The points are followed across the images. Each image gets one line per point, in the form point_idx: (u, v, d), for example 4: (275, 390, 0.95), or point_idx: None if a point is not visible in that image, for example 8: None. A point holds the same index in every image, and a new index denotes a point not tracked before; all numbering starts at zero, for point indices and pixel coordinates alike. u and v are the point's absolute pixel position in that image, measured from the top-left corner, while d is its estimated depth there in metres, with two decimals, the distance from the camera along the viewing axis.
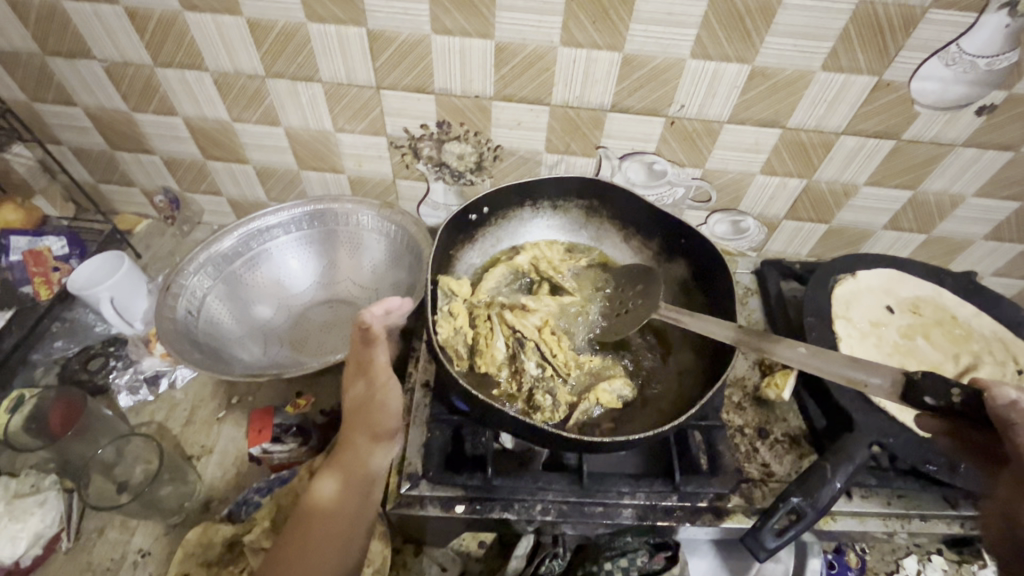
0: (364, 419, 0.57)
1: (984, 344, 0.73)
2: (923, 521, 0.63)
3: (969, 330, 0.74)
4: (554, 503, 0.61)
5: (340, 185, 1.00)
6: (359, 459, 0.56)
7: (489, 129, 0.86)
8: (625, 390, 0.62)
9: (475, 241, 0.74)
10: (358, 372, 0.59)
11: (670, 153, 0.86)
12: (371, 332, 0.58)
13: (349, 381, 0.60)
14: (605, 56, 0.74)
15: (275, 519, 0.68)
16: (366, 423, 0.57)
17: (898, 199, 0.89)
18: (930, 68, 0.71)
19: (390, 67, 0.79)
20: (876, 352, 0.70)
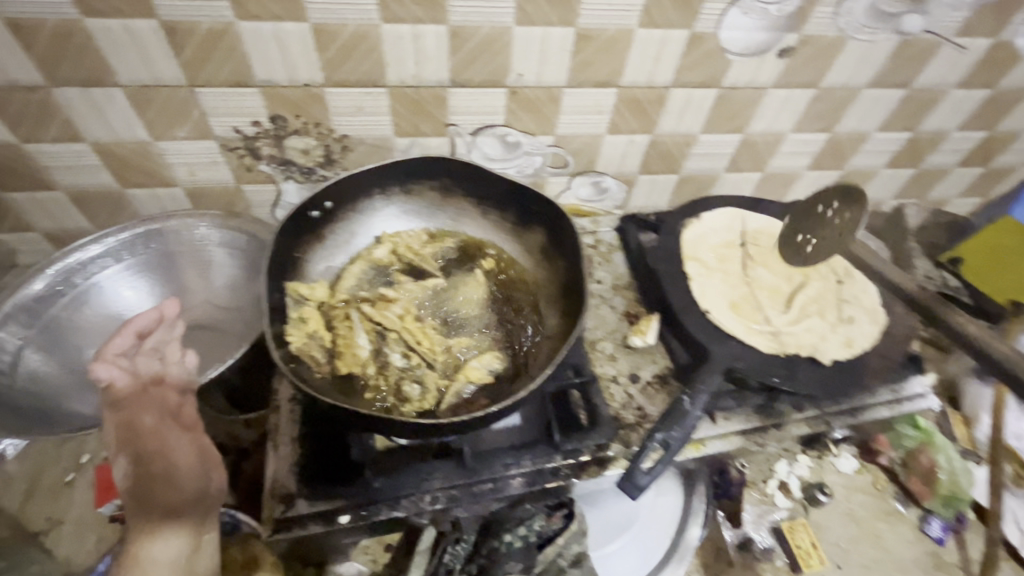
0: (176, 478, 0.60)
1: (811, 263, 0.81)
2: (779, 429, 0.70)
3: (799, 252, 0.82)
4: (443, 490, 0.60)
5: (176, 200, 0.89)
6: (179, 516, 0.58)
7: (329, 118, 0.81)
8: (495, 363, 0.61)
9: (325, 238, 0.70)
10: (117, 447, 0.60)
11: (519, 123, 0.87)
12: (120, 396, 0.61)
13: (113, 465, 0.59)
14: (431, 30, 0.72)
15: None
16: (177, 475, 0.60)
17: (732, 142, 0.96)
18: (732, 18, 0.77)
19: (198, 61, 0.71)
20: (725, 284, 0.76)
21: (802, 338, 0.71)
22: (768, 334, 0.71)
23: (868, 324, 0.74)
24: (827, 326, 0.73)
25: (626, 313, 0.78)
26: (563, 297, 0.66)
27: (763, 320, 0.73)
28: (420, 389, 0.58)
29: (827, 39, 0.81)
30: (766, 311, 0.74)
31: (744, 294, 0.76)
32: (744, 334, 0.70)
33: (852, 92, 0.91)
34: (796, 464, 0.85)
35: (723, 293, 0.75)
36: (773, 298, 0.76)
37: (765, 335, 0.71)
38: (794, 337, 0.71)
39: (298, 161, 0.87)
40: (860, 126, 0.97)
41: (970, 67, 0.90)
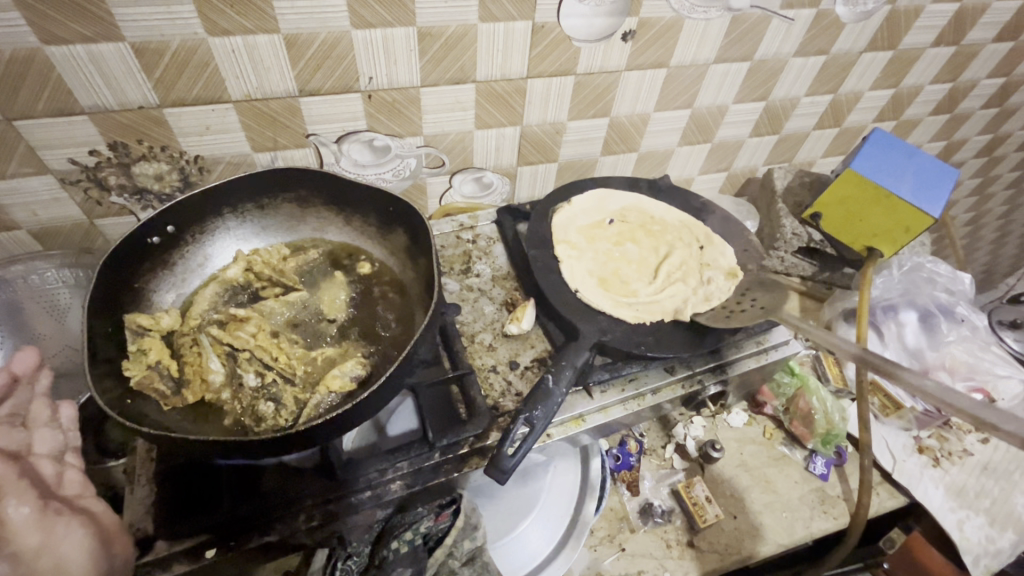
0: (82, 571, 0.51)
1: (676, 233, 0.86)
2: (655, 394, 0.72)
3: (664, 225, 0.87)
4: (318, 507, 0.59)
5: (22, 243, 0.83)
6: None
7: (176, 140, 0.78)
8: (358, 369, 0.60)
9: (174, 265, 0.67)
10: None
11: (382, 127, 0.86)
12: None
13: None
14: (265, 41, 0.70)
15: None
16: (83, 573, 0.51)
17: (601, 126, 1.00)
18: (569, 7, 0.79)
19: (6, 93, 0.66)
20: (593, 263, 0.80)
21: (664, 304, 0.76)
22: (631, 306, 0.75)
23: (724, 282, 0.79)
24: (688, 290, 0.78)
25: (504, 302, 0.79)
26: (426, 295, 0.67)
27: (628, 293, 0.77)
28: (277, 407, 0.57)
29: (665, 20, 0.85)
30: (632, 284, 0.79)
31: (612, 271, 0.80)
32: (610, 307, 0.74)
33: (702, 68, 0.96)
34: (691, 426, 0.89)
35: (590, 272, 0.79)
36: (640, 271, 0.81)
37: (629, 306, 0.75)
38: (657, 305, 0.76)
39: (152, 188, 0.82)
40: (717, 99, 1.03)
41: (803, 37, 0.97)
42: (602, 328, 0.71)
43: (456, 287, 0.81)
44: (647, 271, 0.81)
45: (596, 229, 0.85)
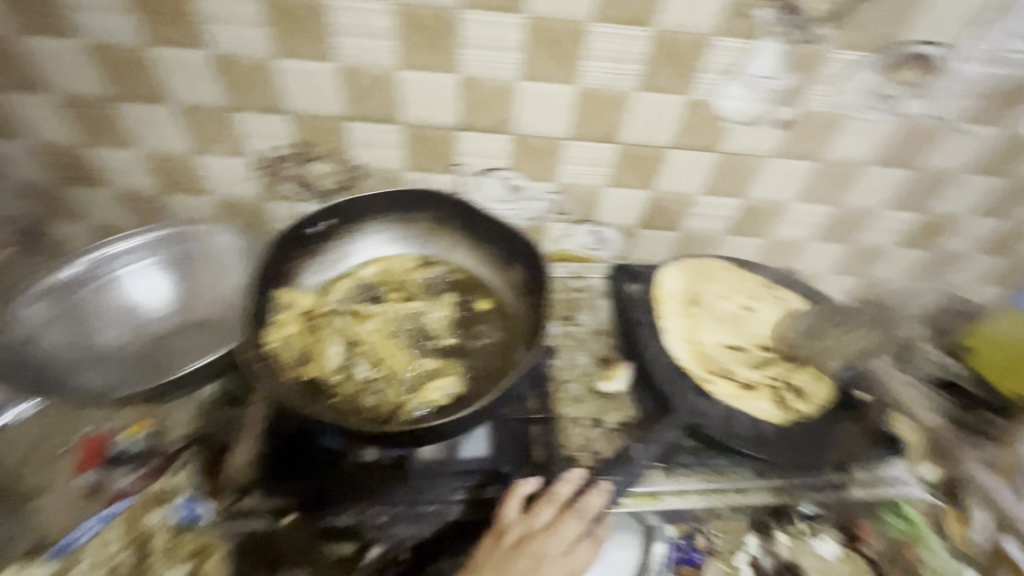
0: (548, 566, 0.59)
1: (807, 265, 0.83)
2: (742, 494, 0.68)
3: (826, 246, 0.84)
4: (387, 505, 0.61)
5: (207, 209, 0.99)
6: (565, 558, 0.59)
7: (348, 148, 0.89)
8: (454, 387, 0.64)
9: (321, 254, 0.76)
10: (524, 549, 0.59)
11: (523, 169, 0.92)
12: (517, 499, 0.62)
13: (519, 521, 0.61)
14: (444, 78, 0.79)
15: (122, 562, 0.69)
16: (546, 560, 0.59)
17: (732, 206, 0.98)
18: (728, 88, 0.80)
19: (238, 88, 0.81)
20: (723, 329, 0.79)
21: (815, 357, 0.76)
22: (788, 366, 0.76)
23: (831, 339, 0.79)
24: (814, 328, 0.80)
25: (601, 358, 0.79)
26: (530, 333, 0.69)
27: (776, 352, 0.78)
28: (380, 401, 0.62)
29: (825, 115, 0.84)
30: (769, 340, 0.79)
31: (741, 333, 0.79)
32: (783, 376, 0.74)
33: (856, 167, 0.91)
34: (770, 542, 0.80)
35: (723, 341, 0.77)
36: (759, 316, 0.82)
37: (793, 369, 0.75)
38: (814, 352, 0.77)
39: (317, 184, 0.94)
40: (866, 202, 0.97)
41: (979, 154, 0.90)
42: (744, 408, 0.69)
43: (556, 331, 0.83)
44: (765, 315, 0.82)
45: (697, 284, 0.84)
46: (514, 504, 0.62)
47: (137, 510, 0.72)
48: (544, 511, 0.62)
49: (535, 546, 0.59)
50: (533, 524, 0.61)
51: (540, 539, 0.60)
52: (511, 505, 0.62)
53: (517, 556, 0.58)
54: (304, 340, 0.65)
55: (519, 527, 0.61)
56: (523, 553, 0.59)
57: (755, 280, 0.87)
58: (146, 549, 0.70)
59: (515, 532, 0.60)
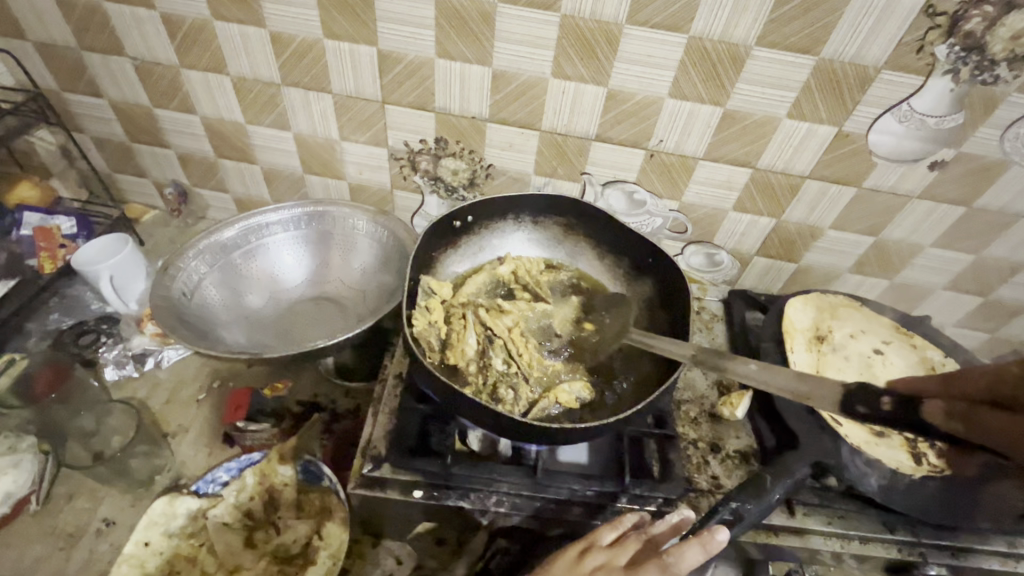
0: None
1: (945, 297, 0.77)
2: (862, 543, 0.66)
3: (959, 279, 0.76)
4: (510, 495, 0.64)
5: (339, 191, 1.06)
6: None
7: (482, 148, 0.93)
8: (584, 391, 0.65)
9: (459, 246, 0.79)
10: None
11: (649, 184, 0.92)
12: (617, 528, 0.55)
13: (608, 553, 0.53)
14: (591, 90, 0.81)
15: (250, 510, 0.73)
16: None
17: (861, 243, 0.94)
18: (885, 123, 0.78)
19: (395, 83, 0.86)
20: (851, 371, 0.77)
21: None
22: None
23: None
24: None
25: (717, 382, 0.79)
26: (658, 348, 0.70)
27: None
28: (516, 395, 0.64)
29: (988, 160, 0.79)
30: None
31: (869, 376, 0.76)
32: None
33: (1012, 218, 0.85)
34: None
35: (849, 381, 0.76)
36: (891, 362, 0.78)
37: None
38: None
39: (446, 179, 0.99)
40: (1015, 256, 0.90)
41: None
42: (878, 455, 0.67)
43: None
44: (897, 362, 0.79)
45: (824, 320, 0.82)
46: (608, 530, 0.54)
47: (266, 464, 0.75)
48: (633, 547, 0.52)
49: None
50: (620, 558, 0.52)
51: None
52: (606, 532, 0.55)
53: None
54: (444, 327, 0.69)
55: (603, 557, 0.52)
56: None
57: (887, 323, 0.83)
58: (275, 501, 0.73)
59: (594, 559, 0.52)
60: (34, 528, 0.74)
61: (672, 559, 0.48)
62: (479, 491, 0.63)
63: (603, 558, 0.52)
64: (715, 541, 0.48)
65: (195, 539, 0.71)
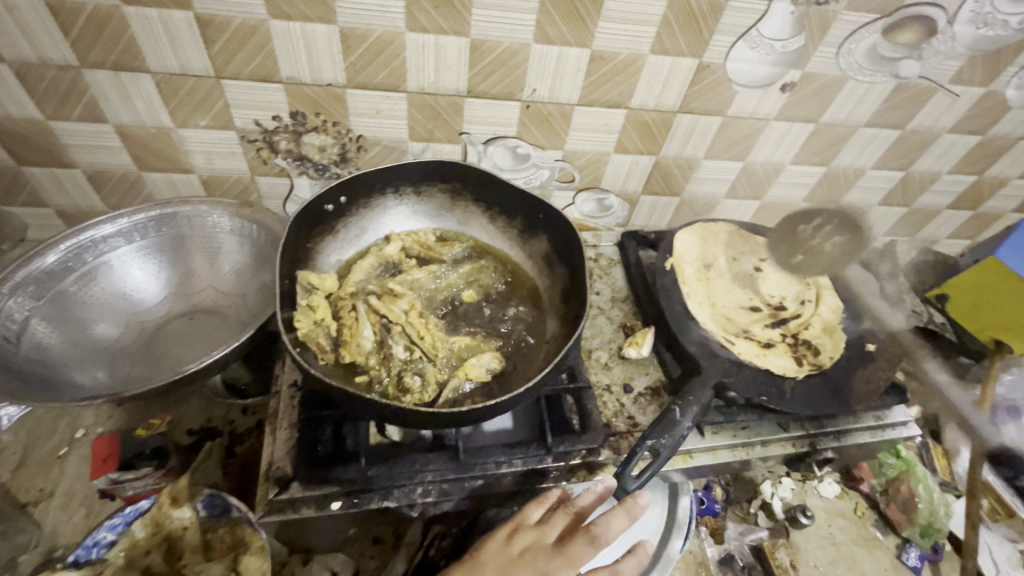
0: None
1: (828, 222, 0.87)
2: (764, 446, 0.72)
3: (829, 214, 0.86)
4: (435, 483, 0.61)
5: (190, 186, 0.92)
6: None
7: (347, 119, 0.84)
8: (493, 362, 0.63)
9: (337, 232, 0.72)
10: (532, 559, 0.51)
11: (531, 137, 0.90)
12: (547, 501, 0.57)
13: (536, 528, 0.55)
14: (453, 41, 0.75)
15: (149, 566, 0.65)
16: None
17: (733, 169, 0.99)
18: (739, 51, 0.80)
19: (227, 54, 0.74)
20: (737, 292, 0.82)
21: (825, 314, 0.80)
22: (799, 322, 0.79)
23: (835, 296, 0.83)
24: (820, 285, 0.84)
25: (622, 325, 0.81)
26: (561, 304, 0.70)
27: (788, 312, 0.81)
28: (423, 381, 0.60)
29: (829, 78, 0.85)
30: (780, 301, 0.82)
31: (753, 292, 0.82)
32: (798, 334, 0.77)
33: (852, 129, 0.94)
34: (780, 486, 0.85)
35: (735, 299, 0.81)
36: (768, 277, 0.85)
37: (805, 326, 0.79)
38: (822, 309, 0.81)
39: (313, 157, 0.89)
40: (856, 163, 1.00)
41: (964, 114, 0.94)
42: (767, 365, 0.72)
43: None
44: (774, 275, 0.85)
45: (709, 249, 0.86)
46: (532, 511, 0.56)
47: (157, 512, 0.66)
48: (560, 520, 0.55)
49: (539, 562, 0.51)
50: (548, 536, 0.54)
51: (546, 556, 0.52)
52: (531, 512, 0.56)
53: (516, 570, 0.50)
54: (333, 325, 0.63)
55: (531, 536, 0.54)
56: (528, 559, 0.52)
57: (761, 241, 0.89)
58: (178, 549, 0.66)
59: (524, 538, 0.54)
60: None
61: (600, 531, 0.52)
62: (403, 485, 0.61)
63: (529, 539, 0.53)
64: (638, 505, 0.54)
65: None
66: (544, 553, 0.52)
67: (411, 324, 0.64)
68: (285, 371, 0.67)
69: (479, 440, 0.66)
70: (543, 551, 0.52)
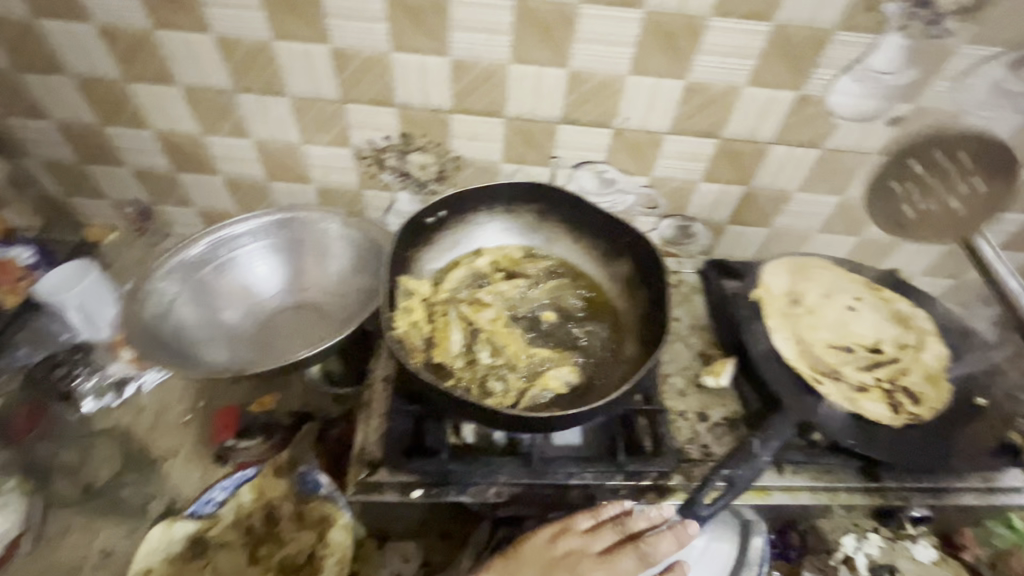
0: None
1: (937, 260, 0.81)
2: (849, 494, 0.69)
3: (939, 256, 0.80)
4: (508, 486, 0.64)
5: (307, 195, 1.04)
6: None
7: (449, 140, 0.91)
8: (571, 375, 0.67)
9: (434, 243, 0.79)
10: (569, 565, 0.55)
11: (619, 162, 0.93)
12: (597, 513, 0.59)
13: (583, 534, 0.58)
14: (553, 73, 0.80)
15: (251, 526, 0.73)
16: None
17: (829, 203, 0.96)
18: (844, 84, 0.79)
19: (354, 81, 0.84)
20: (829, 331, 0.78)
21: (928, 362, 0.75)
22: (898, 368, 0.75)
23: (941, 344, 0.77)
24: (923, 331, 0.78)
25: (701, 353, 0.81)
26: (641, 327, 0.72)
27: (885, 356, 0.76)
28: (505, 387, 0.65)
29: (942, 112, 0.82)
30: (876, 343, 0.78)
31: (846, 332, 0.78)
32: (895, 380, 0.73)
33: (968, 167, 0.88)
34: (865, 542, 0.77)
35: (826, 340, 0.77)
36: (863, 317, 0.81)
37: (903, 372, 0.74)
38: (924, 355, 0.76)
39: (415, 174, 0.97)
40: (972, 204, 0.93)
41: None
42: (860, 411, 0.68)
43: None
44: (870, 316, 0.81)
45: (798, 283, 0.83)
46: (581, 517, 0.59)
47: (261, 479, 0.75)
48: (608, 533, 0.57)
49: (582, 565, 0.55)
50: (593, 546, 0.56)
51: (589, 562, 0.55)
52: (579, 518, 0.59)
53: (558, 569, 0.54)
54: (426, 328, 0.69)
55: (575, 542, 0.57)
56: (564, 564, 0.55)
57: (855, 278, 0.85)
58: (275, 515, 0.73)
59: (569, 542, 0.57)
60: (32, 568, 0.73)
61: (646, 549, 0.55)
62: (479, 484, 0.64)
63: (574, 542, 0.57)
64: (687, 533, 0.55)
65: (198, 560, 0.70)
66: (586, 560, 0.55)
67: (495, 332, 0.70)
68: (380, 366, 0.74)
69: (549, 451, 0.67)
70: (586, 558, 0.55)
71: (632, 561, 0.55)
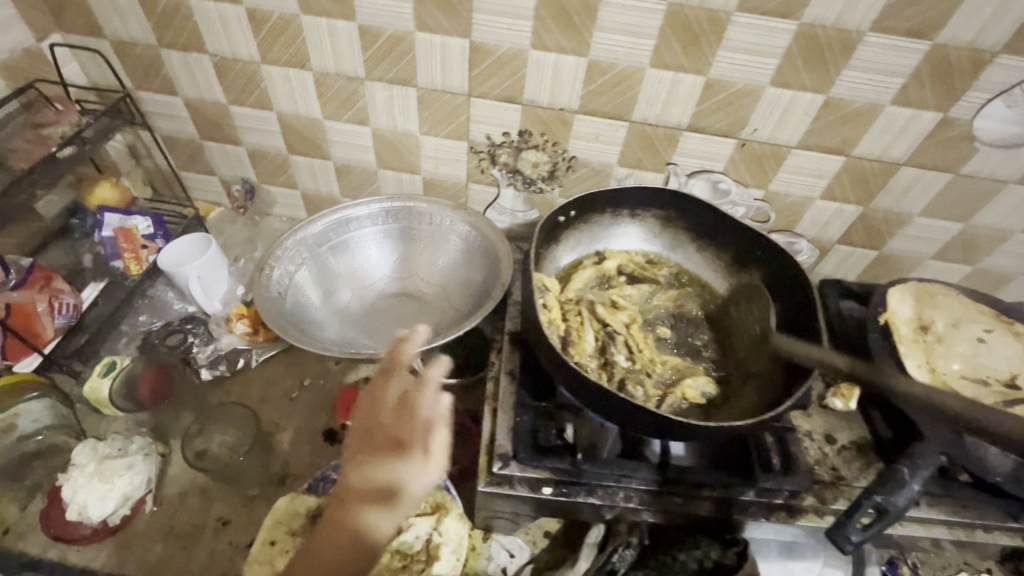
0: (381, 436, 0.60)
1: None
2: (986, 531, 0.66)
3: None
4: (637, 491, 0.64)
5: (413, 185, 1.05)
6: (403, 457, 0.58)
7: (567, 140, 0.91)
8: (707, 387, 0.66)
9: (563, 240, 0.80)
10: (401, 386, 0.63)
11: (737, 173, 0.91)
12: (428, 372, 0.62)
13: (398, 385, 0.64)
14: (689, 79, 0.79)
15: None
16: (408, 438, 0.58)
17: (950, 229, 0.93)
18: (993, 108, 0.76)
19: (485, 76, 0.84)
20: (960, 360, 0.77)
21: None
22: None
23: None
24: None
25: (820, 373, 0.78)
26: (774, 342, 0.71)
27: None
28: (645, 391, 0.65)
29: None
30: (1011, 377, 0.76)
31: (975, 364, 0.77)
32: None
33: None
34: None
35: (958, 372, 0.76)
36: (995, 350, 0.78)
37: None
38: None
39: (525, 172, 0.98)
40: None
41: None
42: None
43: None
44: (1003, 350, 0.78)
45: (925, 309, 0.81)
46: (383, 381, 0.64)
47: None
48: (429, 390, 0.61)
49: (411, 427, 0.59)
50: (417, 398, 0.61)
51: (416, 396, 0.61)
52: (383, 393, 0.65)
53: (393, 443, 0.59)
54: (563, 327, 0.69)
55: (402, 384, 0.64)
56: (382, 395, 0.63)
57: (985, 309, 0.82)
58: None
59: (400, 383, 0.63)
60: (155, 529, 0.75)
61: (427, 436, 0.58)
62: (610, 486, 0.64)
63: (389, 413, 0.61)
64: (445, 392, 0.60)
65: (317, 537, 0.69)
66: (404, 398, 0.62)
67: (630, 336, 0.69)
68: (503, 361, 0.75)
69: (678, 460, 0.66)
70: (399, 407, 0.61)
71: (429, 397, 0.61)
